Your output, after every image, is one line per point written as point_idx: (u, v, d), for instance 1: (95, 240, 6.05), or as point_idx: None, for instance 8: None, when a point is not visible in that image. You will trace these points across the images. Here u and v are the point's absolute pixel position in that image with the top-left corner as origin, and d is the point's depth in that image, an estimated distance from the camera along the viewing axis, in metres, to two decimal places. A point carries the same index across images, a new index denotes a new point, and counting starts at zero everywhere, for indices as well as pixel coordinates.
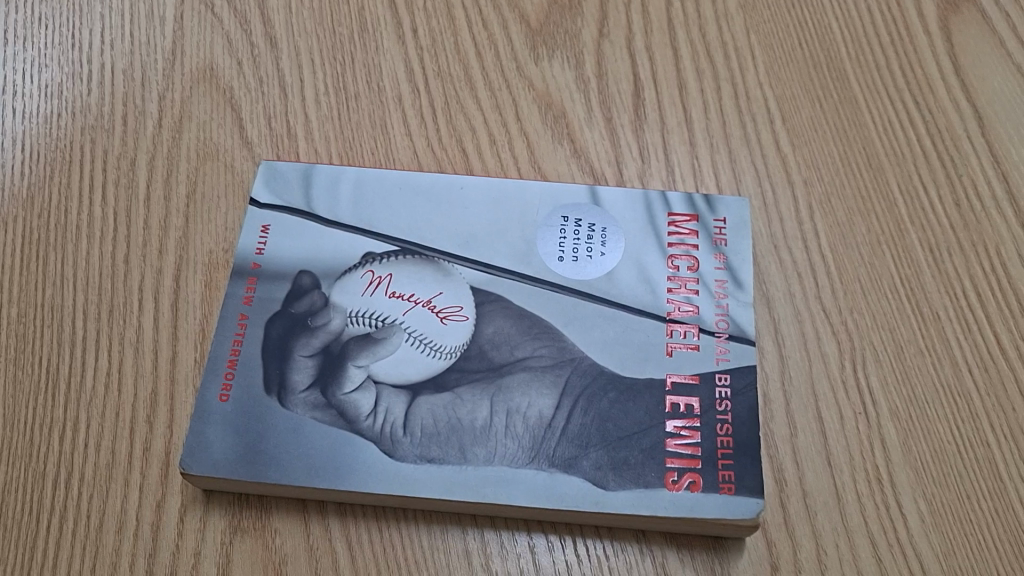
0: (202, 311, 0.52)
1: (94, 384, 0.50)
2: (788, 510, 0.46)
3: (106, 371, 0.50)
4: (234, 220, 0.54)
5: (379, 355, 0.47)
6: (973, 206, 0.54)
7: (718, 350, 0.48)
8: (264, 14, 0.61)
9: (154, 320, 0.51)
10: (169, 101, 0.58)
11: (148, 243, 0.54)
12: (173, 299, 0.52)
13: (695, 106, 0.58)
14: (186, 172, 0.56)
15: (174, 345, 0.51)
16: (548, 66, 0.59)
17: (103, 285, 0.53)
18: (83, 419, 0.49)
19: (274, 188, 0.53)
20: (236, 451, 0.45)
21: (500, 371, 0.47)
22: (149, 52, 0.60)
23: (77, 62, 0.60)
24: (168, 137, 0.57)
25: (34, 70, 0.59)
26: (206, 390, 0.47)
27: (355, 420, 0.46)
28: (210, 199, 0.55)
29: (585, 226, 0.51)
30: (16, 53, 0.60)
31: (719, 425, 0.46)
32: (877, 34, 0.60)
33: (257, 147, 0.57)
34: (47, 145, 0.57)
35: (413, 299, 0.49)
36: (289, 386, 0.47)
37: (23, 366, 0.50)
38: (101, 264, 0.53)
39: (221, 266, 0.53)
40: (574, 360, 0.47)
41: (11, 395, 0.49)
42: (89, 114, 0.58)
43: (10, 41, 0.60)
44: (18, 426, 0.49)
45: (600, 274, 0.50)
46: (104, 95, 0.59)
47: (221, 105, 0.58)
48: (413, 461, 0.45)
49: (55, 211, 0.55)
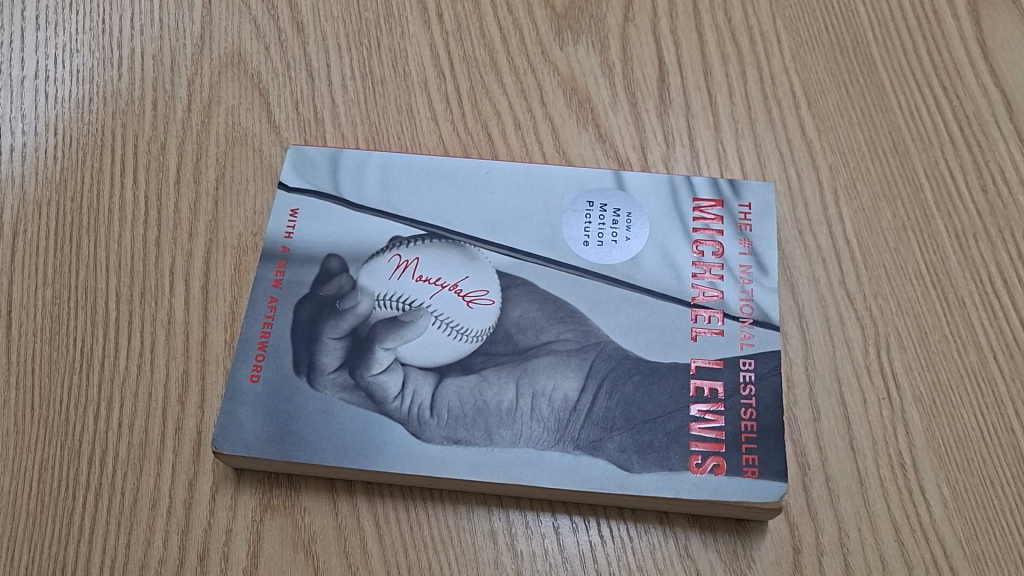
0: (232, 294, 0.52)
1: (127, 365, 0.51)
2: (811, 494, 0.46)
3: (139, 352, 0.51)
4: (263, 204, 0.55)
5: (406, 338, 0.48)
6: (1000, 192, 0.54)
7: (743, 334, 0.48)
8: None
9: (185, 302, 0.52)
10: (198, 86, 0.59)
11: (179, 227, 0.54)
12: (204, 282, 0.53)
13: (720, 91, 0.58)
14: (215, 157, 0.57)
15: (205, 327, 0.51)
16: (573, 51, 0.59)
17: (135, 267, 0.53)
18: (117, 399, 0.50)
19: (303, 173, 0.53)
20: (267, 431, 0.46)
21: (525, 355, 0.47)
22: (177, 37, 0.61)
23: (107, 48, 0.61)
24: (197, 122, 0.58)
25: (66, 56, 0.60)
26: (237, 371, 0.47)
27: (383, 402, 0.46)
28: (238, 183, 0.56)
29: (610, 211, 0.52)
30: (47, 39, 0.60)
31: (743, 410, 0.46)
32: (905, 18, 0.60)
33: (284, 132, 0.57)
34: (79, 130, 0.58)
35: (440, 283, 0.49)
36: (318, 368, 0.47)
37: (58, 348, 0.51)
38: (133, 247, 0.54)
39: (250, 249, 0.54)
40: (599, 344, 0.48)
41: (46, 375, 0.50)
42: (119, 99, 0.59)
43: (42, 27, 0.61)
44: (53, 405, 0.50)
45: (624, 259, 0.50)
46: (134, 80, 0.59)
47: (249, 90, 0.59)
48: (439, 442, 0.45)
49: (87, 194, 0.56)
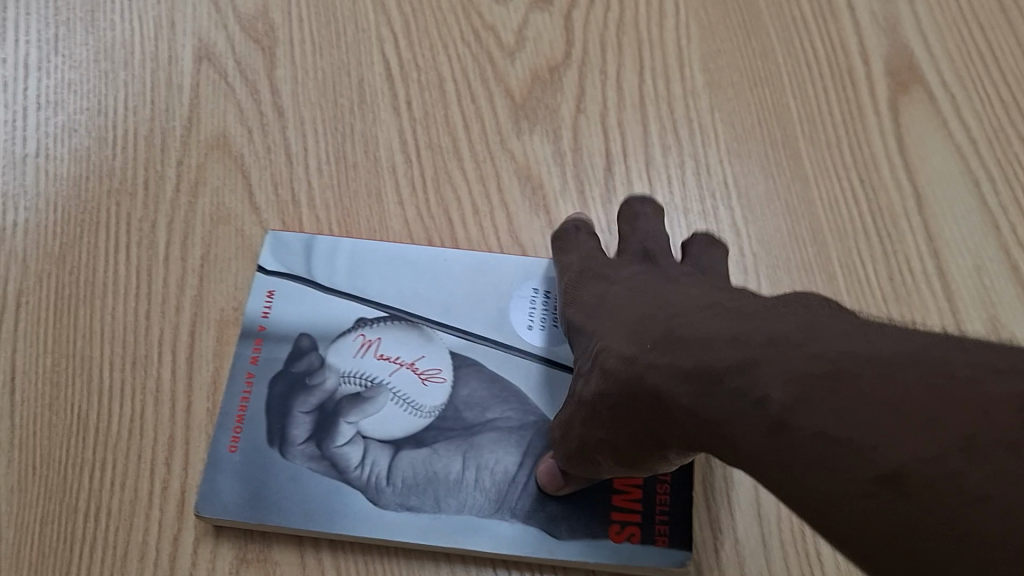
0: (215, 363, 0.59)
1: (119, 430, 0.57)
2: (721, 556, 0.53)
3: (130, 418, 0.57)
4: (244, 281, 0.61)
5: (368, 413, 0.54)
6: (906, 279, 0.61)
7: None
8: (273, 85, 0.67)
9: (171, 372, 0.58)
10: (187, 167, 0.65)
11: (167, 301, 0.61)
12: (189, 352, 0.59)
13: (659, 179, 0.64)
14: (201, 235, 0.63)
15: (190, 395, 0.58)
16: (528, 139, 0.65)
17: (127, 338, 0.59)
18: (109, 460, 0.56)
19: (279, 256, 0.60)
20: (243, 496, 0.52)
21: (472, 431, 0.54)
22: (168, 119, 0.67)
23: (103, 128, 0.66)
24: (185, 202, 0.64)
25: (66, 135, 0.66)
26: (217, 441, 0.53)
27: (346, 471, 0.52)
28: (222, 261, 0.62)
29: (552, 298, 0.58)
30: (48, 118, 0.66)
31: (659, 484, 0.52)
32: (831, 112, 0.66)
33: (264, 213, 0.63)
34: (77, 207, 0.64)
35: (400, 363, 0.56)
36: (289, 439, 0.53)
37: (57, 412, 0.57)
38: (125, 319, 0.60)
39: (232, 324, 0.60)
40: (538, 421, 0.54)
41: (46, 437, 0.56)
42: (114, 178, 0.65)
43: (42, 105, 0.66)
44: (53, 465, 0.56)
45: (564, 344, 0.57)
46: (128, 160, 0.65)
47: (233, 172, 0.65)
48: (394, 509, 0.52)
49: (85, 269, 0.62)
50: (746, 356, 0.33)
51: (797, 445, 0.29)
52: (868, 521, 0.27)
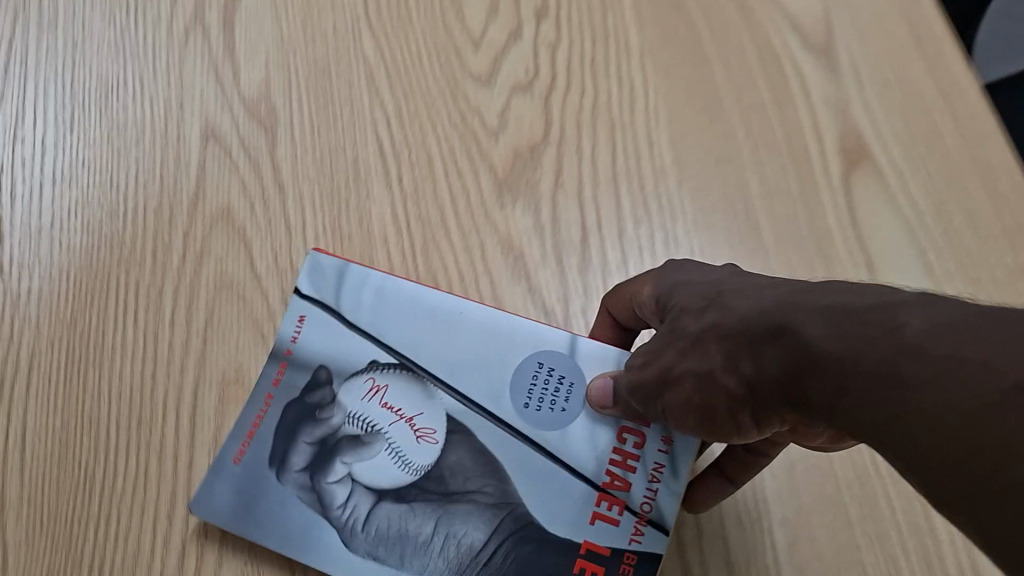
0: (217, 423, 0.63)
1: (123, 486, 0.61)
2: None
3: (133, 476, 0.61)
4: (245, 344, 0.66)
5: (362, 457, 0.60)
6: None
7: (635, 529, 0.57)
8: (274, 163, 0.72)
9: (175, 432, 0.63)
10: (192, 237, 0.69)
11: (171, 364, 0.65)
12: (191, 414, 0.63)
13: (631, 250, 0.69)
14: (204, 302, 0.67)
15: (191, 454, 0.62)
16: (510, 213, 0.70)
17: (133, 400, 0.64)
18: (113, 514, 0.60)
19: (314, 280, 0.65)
20: (234, 504, 0.59)
21: (451, 497, 0.58)
22: (175, 193, 0.71)
23: (116, 201, 0.71)
24: (190, 270, 0.68)
25: (80, 207, 0.71)
26: (226, 451, 0.61)
27: (328, 507, 0.59)
28: (224, 326, 0.66)
29: (555, 376, 0.61)
30: (63, 192, 0.71)
31: (625, 556, 0.57)
32: (788, 188, 0.71)
33: (264, 281, 0.68)
34: (88, 275, 0.68)
35: (400, 414, 0.61)
36: (287, 465, 0.60)
37: (65, 469, 0.61)
38: (131, 381, 0.64)
39: (233, 385, 0.64)
40: (511, 503, 0.58)
41: (54, 492, 0.61)
42: (125, 248, 0.69)
43: (58, 179, 0.71)
44: (60, 519, 0.60)
45: (556, 430, 0.60)
46: (138, 229, 0.70)
47: (235, 241, 0.69)
48: (362, 554, 0.57)
49: (93, 332, 0.66)
50: (776, 317, 0.45)
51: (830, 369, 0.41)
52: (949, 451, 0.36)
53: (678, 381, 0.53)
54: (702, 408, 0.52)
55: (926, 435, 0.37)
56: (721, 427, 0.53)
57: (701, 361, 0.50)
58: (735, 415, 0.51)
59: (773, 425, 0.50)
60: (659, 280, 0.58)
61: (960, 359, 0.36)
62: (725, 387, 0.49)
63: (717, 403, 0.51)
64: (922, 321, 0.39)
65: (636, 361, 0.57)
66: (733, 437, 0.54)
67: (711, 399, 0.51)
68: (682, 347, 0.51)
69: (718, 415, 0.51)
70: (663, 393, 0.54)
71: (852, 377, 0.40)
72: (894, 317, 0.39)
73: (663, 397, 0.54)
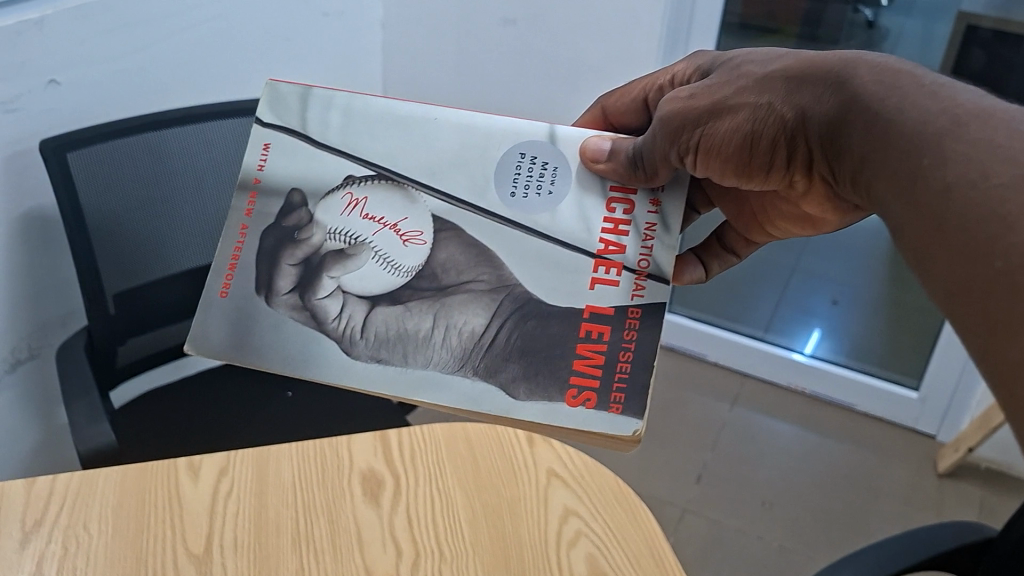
0: (233, 484, 0.66)
1: (193, 485, 0.66)
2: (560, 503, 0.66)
3: (195, 479, 0.66)
4: (180, 496, 0.65)
5: (349, 269, 0.58)
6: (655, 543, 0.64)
7: (636, 286, 0.56)
8: (193, 474, 0.66)
9: (197, 501, 0.64)
10: (185, 489, 0.65)
11: (186, 466, 0.67)
12: (211, 492, 0.65)
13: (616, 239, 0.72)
14: (155, 500, 0.64)
15: (216, 500, 0.65)
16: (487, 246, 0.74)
17: (158, 511, 0.64)
18: (176, 515, 0.63)
19: (276, 108, 0.60)
20: (227, 338, 0.56)
21: (445, 292, 0.56)
22: (180, 504, 0.64)
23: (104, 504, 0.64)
24: (173, 496, 0.65)
25: (53, 499, 0.64)
26: (210, 285, 0.57)
27: (323, 322, 0.56)
28: (159, 521, 0.63)
29: (539, 164, 0.59)
30: (54, 502, 0.64)
31: (623, 351, 0.54)
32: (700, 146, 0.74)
33: (239, 463, 0.68)
34: (60, 510, 0.63)
35: (383, 222, 0.58)
36: (275, 290, 0.57)
37: (93, 527, 0.62)
38: (107, 531, 0.62)
39: (242, 466, 0.68)
40: (509, 287, 0.56)
41: (110, 523, 0.62)
42: (97, 507, 0.63)
43: (61, 506, 0.63)
44: (128, 527, 0.62)
45: (545, 211, 0.58)
46: (145, 503, 0.64)
47: (208, 487, 0.65)
48: (365, 360, 0.55)
49: (77, 512, 0.63)
50: (837, 64, 0.52)
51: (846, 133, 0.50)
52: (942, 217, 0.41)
53: (731, 111, 0.57)
54: (754, 135, 0.57)
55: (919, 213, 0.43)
56: (754, 162, 0.59)
57: (759, 98, 0.56)
58: (777, 146, 0.57)
59: (810, 164, 0.56)
60: (698, 57, 0.63)
61: (974, 160, 0.41)
62: (780, 116, 0.55)
63: (798, 143, 0.55)
64: (972, 96, 0.45)
65: (681, 94, 0.60)
66: (711, 163, 0.60)
67: (791, 136, 0.55)
68: (753, 80, 0.56)
69: (761, 144, 0.57)
70: (706, 129, 0.58)
71: (912, 148, 0.45)
72: (959, 122, 0.43)
73: (706, 130, 0.58)
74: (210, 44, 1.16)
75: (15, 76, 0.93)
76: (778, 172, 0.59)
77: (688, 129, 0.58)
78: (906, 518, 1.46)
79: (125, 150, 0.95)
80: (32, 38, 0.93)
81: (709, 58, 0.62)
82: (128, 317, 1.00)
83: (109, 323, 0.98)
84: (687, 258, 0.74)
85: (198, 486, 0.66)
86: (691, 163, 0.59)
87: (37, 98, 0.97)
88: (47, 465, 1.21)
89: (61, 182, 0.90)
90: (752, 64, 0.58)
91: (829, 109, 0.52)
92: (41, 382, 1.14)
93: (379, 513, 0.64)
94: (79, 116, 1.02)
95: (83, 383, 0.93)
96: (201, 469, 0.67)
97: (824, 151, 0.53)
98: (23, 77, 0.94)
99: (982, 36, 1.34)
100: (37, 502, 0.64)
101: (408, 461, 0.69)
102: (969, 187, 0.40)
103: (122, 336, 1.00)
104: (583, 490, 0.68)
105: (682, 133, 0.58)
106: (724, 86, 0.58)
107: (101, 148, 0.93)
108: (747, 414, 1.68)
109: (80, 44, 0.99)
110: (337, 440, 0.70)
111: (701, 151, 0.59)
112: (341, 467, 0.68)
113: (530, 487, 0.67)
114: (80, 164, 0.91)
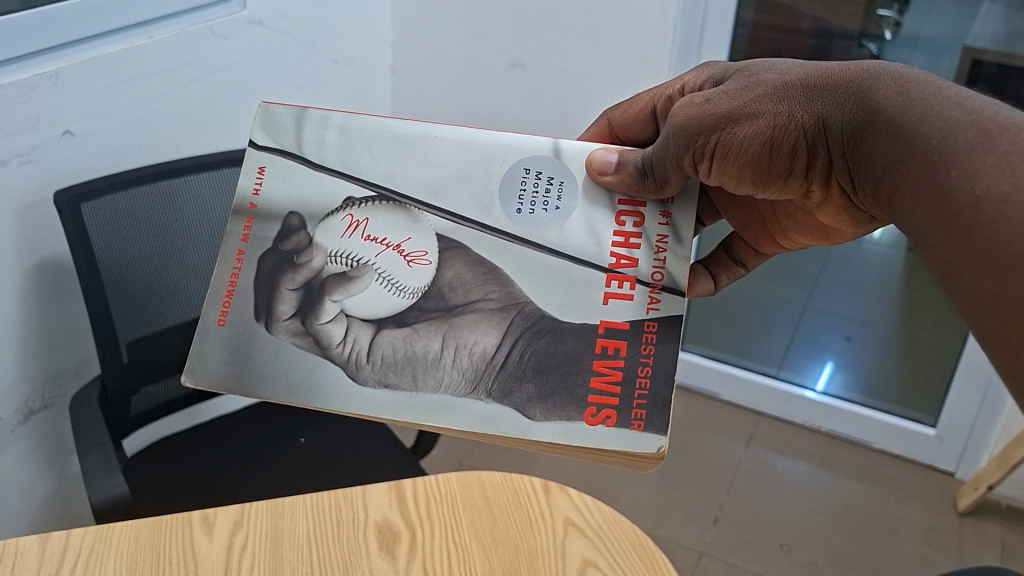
0: (247, 537, 0.63)
1: (208, 539, 0.63)
2: (576, 550, 0.64)
3: (210, 531, 0.63)
4: (194, 551, 0.62)
5: (352, 292, 0.56)
6: None
7: (651, 299, 0.54)
8: (210, 526, 0.64)
9: (210, 556, 0.62)
10: (198, 543, 0.63)
11: (201, 518, 0.64)
12: (226, 546, 0.62)
13: None
14: (170, 554, 0.61)
15: (230, 554, 0.62)
16: None
17: (173, 566, 0.61)
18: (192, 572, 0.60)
19: (270, 131, 0.58)
20: (229, 368, 0.54)
21: (453, 312, 0.54)
22: (195, 560, 0.61)
23: (118, 559, 0.61)
24: (187, 551, 0.62)
25: (67, 551, 0.61)
26: (207, 313, 0.55)
27: (327, 347, 0.54)
28: None
29: (545, 178, 0.57)
30: (69, 555, 0.61)
31: (641, 367, 0.52)
32: None
33: (255, 511, 0.65)
34: (75, 565, 0.60)
35: (386, 243, 0.56)
36: (275, 315, 0.55)
37: None
38: None
39: (257, 515, 0.65)
40: (519, 304, 0.54)
41: None
42: (111, 563, 0.60)
43: (76, 559, 0.60)
44: None
45: (553, 226, 0.56)
46: (160, 558, 0.61)
47: (224, 538, 0.63)
48: (372, 385, 0.53)
49: (92, 568, 0.60)
50: (862, 74, 0.51)
51: (869, 134, 0.49)
52: (969, 223, 0.40)
53: (752, 117, 0.55)
54: (775, 141, 0.55)
55: (938, 216, 0.42)
56: (771, 168, 0.57)
57: (779, 106, 0.54)
58: (797, 152, 0.55)
59: (829, 171, 0.55)
60: (713, 68, 0.62)
61: (1007, 169, 0.39)
62: (801, 125, 0.54)
63: (820, 148, 0.54)
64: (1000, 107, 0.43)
65: (696, 99, 0.58)
66: (724, 170, 0.58)
67: (813, 141, 0.54)
68: (775, 88, 0.55)
69: (780, 151, 0.55)
70: (723, 134, 0.56)
71: (938, 156, 0.43)
72: (989, 132, 0.41)
73: (724, 135, 0.56)
74: (223, 98, 1.15)
75: (27, 130, 0.92)
76: (795, 179, 0.57)
77: (705, 133, 0.56)
78: (925, 559, 1.42)
79: (141, 201, 0.93)
80: (48, 92, 0.92)
81: (723, 68, 0.61)
82: (142, 370, 0.97)
83: (124, 374, 0.96)
84: (696, 269, 0.71)
85: (213, 541, 0.63)
86: (704, 170, 0.57)
87: (51, 150, 0.95)
88: (58, 519, 1.18)
89: (73, 234, 0.88)
90: (771, 74, 0.56)
91: (853, 117, 0.50)
92: (53, 435, 1.12)
93: (394, 566, 0.62)
94: (93, 168, 1.01)
95: (97, 436, 0.91)
96: (216, 520, 0.64)
97: (847, 160, 0.52)
98: (38, 129, 0.93)
99: (988, 72, 1.28)
100: (51, 559, 0.60)
101: (423, 514, 0.66)
102: (999, 200, 0.39)
103: (136, 387, 0.98)
104: (601, 538, 0.65)
105: (698, 138, 0.56)
106: (742, 92, 0.56)
107: (114, 198, 0.91)
108: (761, 453, 1.65)
109: (91, 98, 0.97)
110: (355, 493, 0.67)
111: (717, 156, 0.57)
112: (356, 519, 0.65)
113: (546, 538, 0.65)
114: (96, 218, 0.90)
